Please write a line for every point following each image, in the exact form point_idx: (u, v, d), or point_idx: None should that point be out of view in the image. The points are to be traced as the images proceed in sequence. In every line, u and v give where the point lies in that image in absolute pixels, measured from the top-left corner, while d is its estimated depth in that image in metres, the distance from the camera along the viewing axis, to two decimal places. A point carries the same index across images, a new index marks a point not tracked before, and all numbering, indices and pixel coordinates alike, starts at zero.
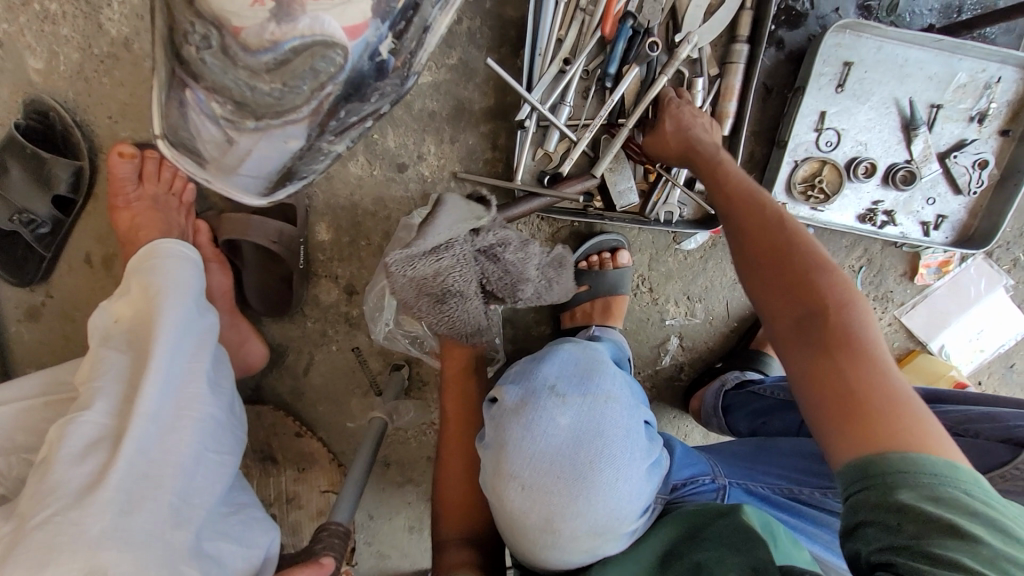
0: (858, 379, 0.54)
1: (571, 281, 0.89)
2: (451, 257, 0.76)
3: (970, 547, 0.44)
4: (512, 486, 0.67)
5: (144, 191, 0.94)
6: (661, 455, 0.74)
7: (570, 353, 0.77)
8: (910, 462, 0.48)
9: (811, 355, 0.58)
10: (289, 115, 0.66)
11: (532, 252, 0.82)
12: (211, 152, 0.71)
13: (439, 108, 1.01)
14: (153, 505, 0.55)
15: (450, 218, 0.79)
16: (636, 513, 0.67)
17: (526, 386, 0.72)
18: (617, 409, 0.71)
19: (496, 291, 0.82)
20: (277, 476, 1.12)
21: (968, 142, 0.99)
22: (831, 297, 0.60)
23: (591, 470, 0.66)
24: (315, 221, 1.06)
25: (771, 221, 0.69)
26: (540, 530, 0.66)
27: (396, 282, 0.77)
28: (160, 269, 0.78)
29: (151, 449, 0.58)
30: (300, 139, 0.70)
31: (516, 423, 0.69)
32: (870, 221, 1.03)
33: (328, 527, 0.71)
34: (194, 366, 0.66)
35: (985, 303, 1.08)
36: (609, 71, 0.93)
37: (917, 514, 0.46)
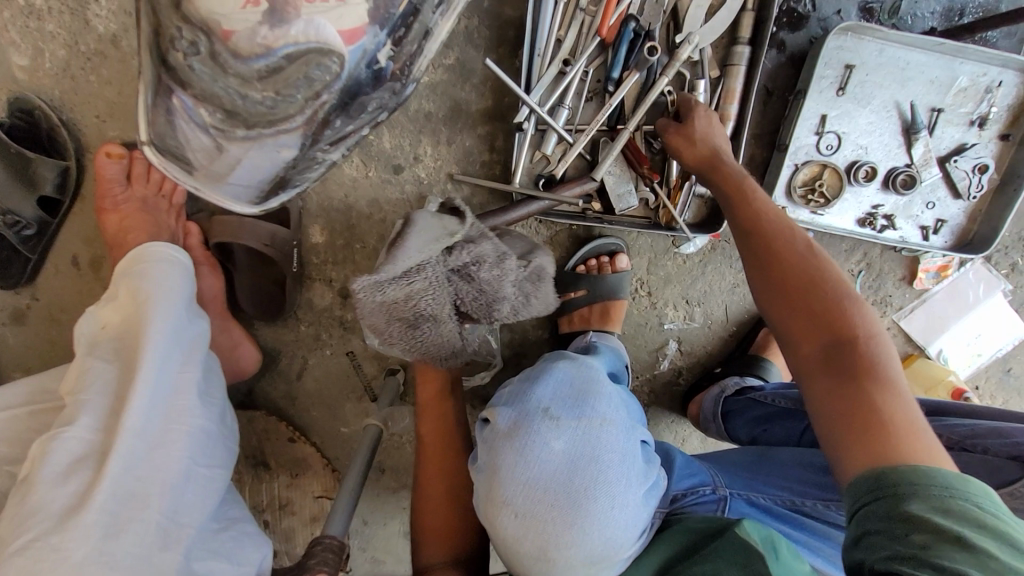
0: (883, 408, 0.56)
1: (550, 294, 0.84)
2: (422, 280, 0.73)
3: (976, 556, 0.45)
4: (506, 513, 0.66)
5: (133, 192, 0.91)
6: (659, 478, 0.73)
7: (565, 372, 0.76)
8: (921, 474, 0.50)
9: (836, 381, 0.60)
10: (281, 124, 0.66)
11: (508, 267, 0.77)
12: (200, 161, 0.68)
13: (435, 109, 0.99)
14: (138, 528, 0.54)
15: (420, 239, 0.74)
16: (632, 540, 0.66)
17: (519, 410, 0.71)
18: (614, 433, 0.70)
19: (472, 312, 0.80)
20: (270, 481, 1.10)
21: (968, 147, 0.98)
22: (858, 326, 0.63)
23: (586, 501, 0.64)
24: (308, 223, 1.04)
25: (799, 247, 0.71)
26: (536, 558, 0.65)
27: (365, 307, 0.74)
28: (148, 274, 0.77)
29: (137, 468, 0.56)
30: (293, 149, 0.69)
31: (508, 449, 0.68)
32: (870, 225, 1.02)
33: (322, 540, 0.68)
34: (184, 378, 0.64)
35: (983, 308, 1.08)
36: (612, 74, 0.92)
37: (925, 525, 0.47)
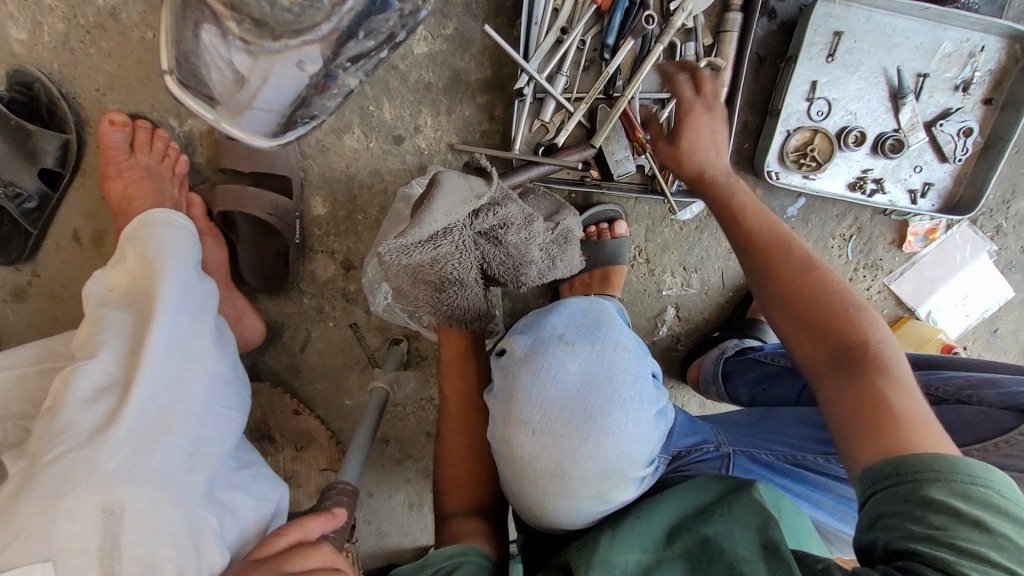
0: (890, 400, 0.54)
1: (576, 255, 0.90)
2: (450, 243, 0.72)
3: (993, 539, 0.45)
4: (523, 432, 0.68)
5: (136, 160, 0.91)
6: (667, 406, 0.76)
7: (578, 306, 0.79)
8: (942, 462, 0.48)
9: (841, 379, 0.58)
10: (306, 34, 0.74)
11: (535, 228, 0.79)
12: (219, 88, 0.72)
13: (435, 79, 1.01)
14: (167, 447, 0.54)
15: (448, 200, 0.71)
16: (644, 457, 0.69)
17: (535, 336, 0.74)
18: (625, 356, 0.73)
19: (498, 273, 0.81)
20: (276, 455, 1.11)
21: (953, 111, 1.01)
22: (860, 325, 0.61)
23: (601, 414, 0.68)
24: (310, 194, 1.05)
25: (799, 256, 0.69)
26: (551, 475, 0.67)
27: (391, 269, 0.73)
28: (155, 236, 0.77)
29: (160, 398, 0.56)
30: (316, 64, 0.75)
31: (526, 369, 0.71)
32: (860, 189, 1.05)
33: (336, 485, 0.68)
34: (199, 323, 0.65)
35: (969, 269, 1.12)
36: (606, 41, 0.94)
37: (946, 508, 0.46)
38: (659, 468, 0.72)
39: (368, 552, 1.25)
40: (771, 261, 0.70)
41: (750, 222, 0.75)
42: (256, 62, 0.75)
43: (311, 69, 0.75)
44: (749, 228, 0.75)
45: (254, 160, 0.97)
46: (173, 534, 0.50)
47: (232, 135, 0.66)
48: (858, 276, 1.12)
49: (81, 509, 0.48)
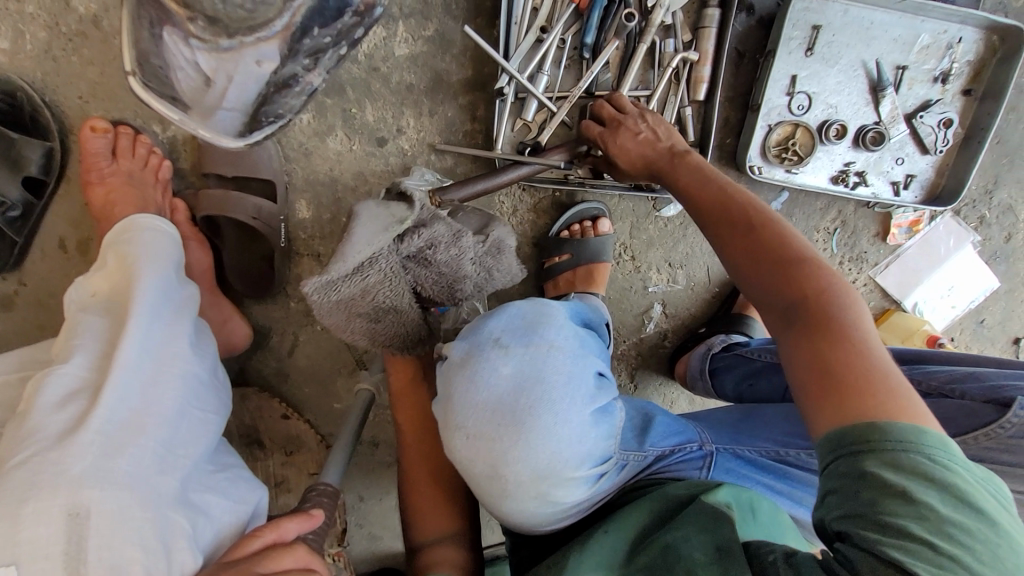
0: (841, 360, 0.51)
1: (516, 263, 0.85)
2: (376, 273, 0.72)
3: (917, 511, 0.43)
4: (458, 435, 0.69)
5: (119, 166, 0.92)
6: (613, 404, 0.73)
7: (519, 308, 0.76)
8: (875, 429, 0.46)
9: (793, 340, 0.55)
10: (260, 31, 0.71)
11: (465, 245, 0.76)
12: (187, 92, 0.71)
13: (417, 80, 1.02)
14: (135, 450, 0.53)
15: (367, 231, 0.71)
16: (581, 458, 0.67)
17: (472, 340, 0.73)
18: (561, 358, 0.70)
19: (433, 293, 0.83)
20: (264, 460, 1.10)
21: (933, 103, 1.02)
22: (812, 280, 0.57)
23: (529, 416, 0.66)
24: (295, 198, 1.05)
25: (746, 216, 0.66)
26: (487, 476, 0.67)
27: (321, 307, 0.73)
28: (137, 241, 0.78)
29: (131, 401, 0.56)
30: (274, 62, 0.73)
31: (461, 375, 0.70)
32: (843, 182, 1.05)
33: (317, 487, 0.68)
34: (176, 327, 0.65)
35: (954, 261, 1.12)
36: (586, 40, 0.94)
37: (878, 483, 0.44)
38: (636, 464, 0.72)
39: (361, 556, 1.24)
40: (718, 223, 0.68)
41: (698, 185, 0.73)
42: (218, 61, 0.72)
43: (269, 66, 0.73)
44: (700, 191, 0.72)
45: (237, 165, 0.98)
46: (142, 537, 0.50)
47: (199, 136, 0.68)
48: (843, 269, 1.13)
49: (45, 513, 0.47)
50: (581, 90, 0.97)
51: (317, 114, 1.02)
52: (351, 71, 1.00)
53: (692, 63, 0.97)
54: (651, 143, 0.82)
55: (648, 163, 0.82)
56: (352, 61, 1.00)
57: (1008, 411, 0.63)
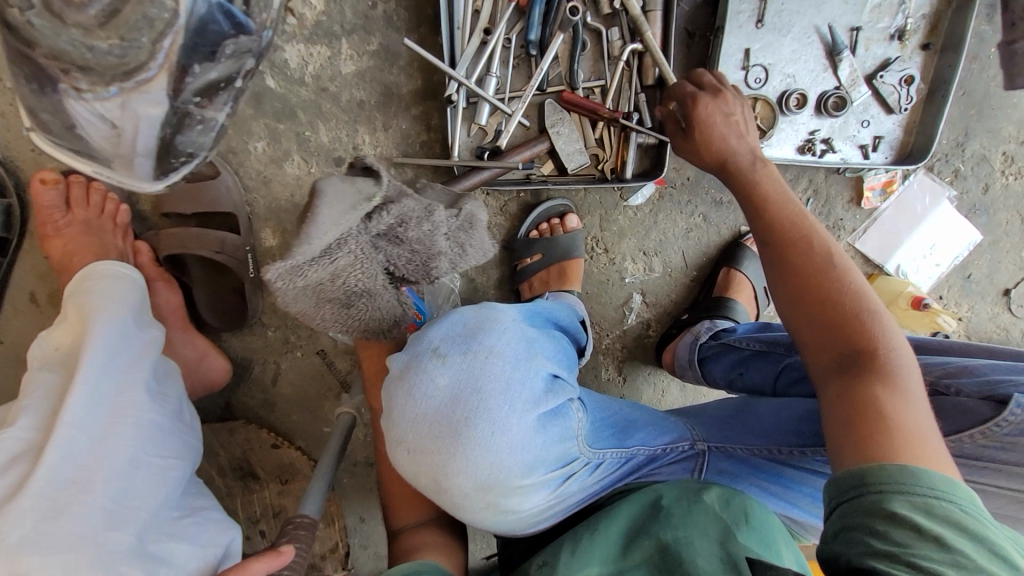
0: (891, 412, 0.50)
1: (487, 237, 0.77)
2: (346, 255, 0.67)
3: (953, 558, 0.41)
4: (399, 450, 0.67)
5: (75, 216, 0.91)
6: (570, 406, 0.69)
7: (462, 314, 0.71)
8: (908, 473, 0.45)
9: (843, 381, 0.54)
10: (138, 75, 0.56)
11: (439, 219, 0.70)
12: (103, 145, 0.63)
13: (367, 96, 1.01)
14: (80, 509, 0.52)
15: (332, 210, 0.64)
16: (528, 466, 0.64)
17: (410, 350, 0.69)
18: (500, 364, 0.66)
19: (408, 275, 0.75)
20: (260, 492, 1.06)
21: (892, 61, 1.00)
22: (879, 335, 0.56)
23: (467, 427, 0.63)
24: (259, 227, 1.04)
25: (820, 255, 0.63)
26: (432, 486, 0.66)
27: (289, 294, 0.68)
28: (92, 290, 0.77)
29: (78, 458, 0.55)
30: (162, 103, 0.60)
31: (398, 388, 0.67)
32: (810, 151, 1.03)
33: (294, 519, 0.68)
34: (132, 376, 0.64)
35: (933, 218, 1.10)
36: (531, 36, 0.93)
37: (908, 525, 0.43)
38: (619, 465, 0.70)
39: None
40: (801, 261, 0.63)
41: (779, 211, 0.68)
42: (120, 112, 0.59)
43: (157, 110, 0.60)
44: (788, 223, 0.66)
45: (194, 201, 0.97)
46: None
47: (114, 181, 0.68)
48: None
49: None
50: (533, 90, 0.96)
51: (271, 141, 1.01)
52: (300, 94, 0.99)
53: (641, 52, 0.96)
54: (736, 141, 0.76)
55: (728, 168, 0.75)
56: (299, 84, 0.99)
57: (1005, 409, 0.58)
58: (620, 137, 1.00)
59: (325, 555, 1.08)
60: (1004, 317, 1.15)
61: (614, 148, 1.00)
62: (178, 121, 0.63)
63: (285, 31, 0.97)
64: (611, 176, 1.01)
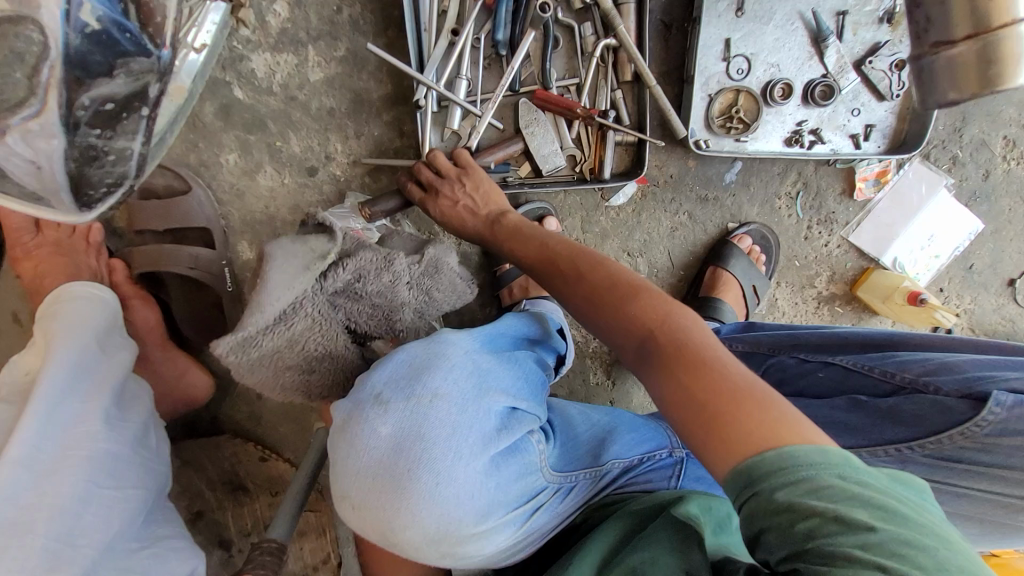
0: (698, 380, 0.48)
1: (456, 280, 0.80)
2: (303, 318, 0.65)
3: (861, 536, 0.35)
4: (346, 504, 0.63)
5: (45, 237, 0.90)
6: (530, 439, 0.66)
7: (409, 352, 0.67)
8: (786, 455, 0.39)
9: (659, 377, 0.51)
10: (22, 110, 0.47)
11: (398, 269, 0.72)
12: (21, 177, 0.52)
13: (337, 104, 0.99)
14: (18, 552, 0.51)
15: (283, 275, 0.62)
16: (481, 513, 0.60)
17: (353, 398, 0.65)
18: (445, 407, 0.62)
19: (370, 328, 0.77)
20: (251, 505, 1.04)
21: (882, 45, 0.95)
22: (651, 315, 0.57)
23: (410, 480, 0.59)
24: (235, 240, 1.02)
25: (584, 269, 0.67)
26: (384, 540, 0.63)
27: (244, 365, 0.65)
28: (60, 312, 0.74)
29: (22, 497, 0.53)
30: (59, 136, 0.50)
31: (341, 440, 0.63)
32: (798, 143, 0.99)
33: (261, 544, 0.70)
34: (89, 406, 0.63)
35: (931, 208, 1.06)
36: (498, 36, 0.90)
37: (804, 511, 0.37)
38: (590, 482, 0.68)
39: None
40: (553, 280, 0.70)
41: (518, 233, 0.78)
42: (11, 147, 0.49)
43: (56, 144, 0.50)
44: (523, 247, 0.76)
45: (167, 217, 0.96)
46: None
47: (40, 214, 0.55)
48: (813, 233, 1.07)
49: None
50: (504, 89, 0.92)
51: (243, 152, 0.99)
52: (269, 103, 0.97)
53: (615, 47, 0.93)
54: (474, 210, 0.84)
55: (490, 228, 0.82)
56: (268, 94, 0.97)
57: (983, 408, 0.58)
58: (597, 137, 0.97)
59: (316, 567, 1.08)
60: (1010, 308, 1.11)
61: (590, 148, 0.97)
62: (88, 153, 0.53)
63: (250, 41, 0.95)
64: (589, 177, 0.98)
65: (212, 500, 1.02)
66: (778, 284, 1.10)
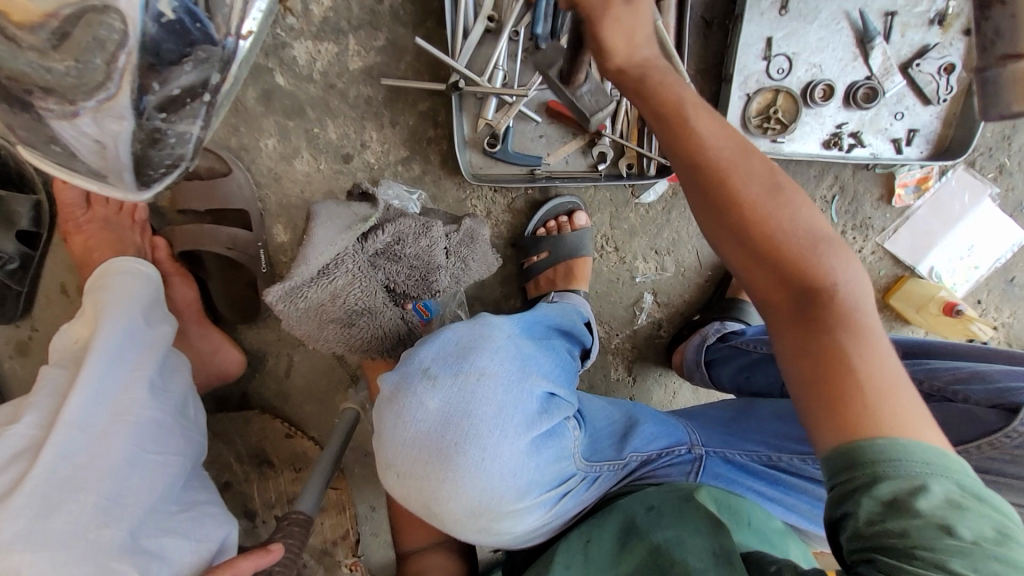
0: (861, 365, 0.45)
1: (488, 250, 0.89)
2: (344, 274, 0.73)
3: (959, 545, 0.37)
4: (390, 473, 0.66)
5: (94, 213, 0.95)
6: (566, 425, 0.68)
7: (454, 332, 0.70)
8: (898, 448, 0.41)
9: (801, 341, 0.48)
10: (100, 94, 0.48)
11: (434, 234, 0.79)
12: (90, 159, 0.54)
13: (374, 93, 1.00)
14: (74, 506, 0.54)
15: (330, 230, 0.72)
16: (521, 491, 0.63)
17: (401, 372, 0.68)
18: (491, 386, 0.65)
19: (409, 290, 0.82)
20: (274, 479, 1.08)
21: (930, 48, 0.93)
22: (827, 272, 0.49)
23: (457, 453, 0.63)
24: (271, 224, 1.05)
25: (758, 182, 0.53)
26: (425, 510, 0.66)
27: (291, 315, 0.74)
28: (108, 287, 0.77)
29: (76, 456, 0.57)
30: (128, 119, 0.51)
31: (389, 411, 0.66)
32: (837, 146, 0.97)
33: (289, 515, 0.73)
34: (135, 375, 0.67)
35: (973, 217, 1.03)
36: (538, 30, 0.90)
37: (907, 511, 0.39)
38: (611, 474, 0.69)
39: (378, 568, 1.24)
40: (723, 187, 0.53)
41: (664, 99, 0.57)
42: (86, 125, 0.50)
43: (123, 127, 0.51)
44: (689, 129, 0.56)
45: (207, 198, 0.99)
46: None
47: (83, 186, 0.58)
48: (848, 238, 1.05)
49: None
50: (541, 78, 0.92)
51: (281, 138, 1.02)
52: (308, 91, 1.00)
53: None
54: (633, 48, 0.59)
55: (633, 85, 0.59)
56: (308, 81, 0.99)
57: (1015, 418, 0.56)
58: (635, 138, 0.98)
59: (335, 543, 1.11)
60: None
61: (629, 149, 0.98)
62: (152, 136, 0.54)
63: (292, 28, 0.97)
64: (628, 173, 0.99)
65: (240, 473, 1.07)
66: None
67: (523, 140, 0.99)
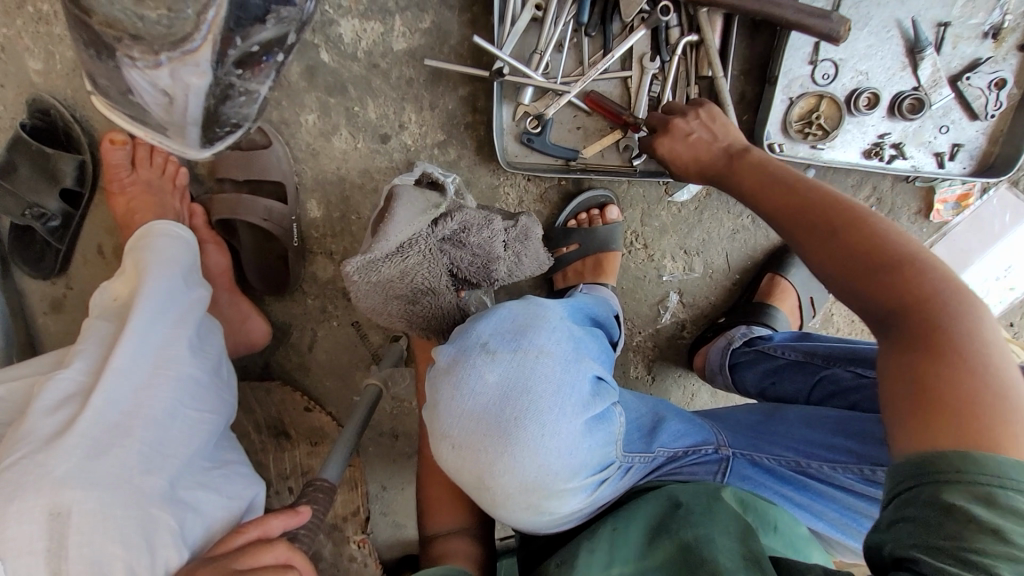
0: (959, 377, 0.44)
1: (542, 250, 0.88)
2: (415, 254, 0.77)
3: (1010, 552, 0.38)
4: (444, 445, 0.67)
5: (138, 175, 0.98)
6: (612, 410, 0.70)
7: (510, 310, 0.72)
8: (970, 462, 0.41)
9: (899, 351, 0.48)
10: (185, 45, 0.62)
11: (496, 227, 0.80)
12: (158, 112, 0.71)
13: (416, 75, 1.01)
14: (120, 451, 0.57)
15: (406, 212, 0.75)
16: (574, 470, 0.65)
17: (459, 346, 0.70)
18: (550, 365, 0.67)
19: (470, 276, 0.85)
20: (291, 450, 1.06)
21: (982, 62, 0.91)
22: (924, 281, 0.50)
23: (516, 427, 0.64)
24: (305, 198, 1.06)
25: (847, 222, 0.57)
26: (478, 486, 0.67)
27: (361, 288, 0.78)
28: (150, 246, 0.78)
29: (122, 405, 0.60)
30: (206, 75, 0.67)
31: (447, 383, 0.68)
32: (877, 156, 0.96)
33: (314, 482, 0.74)
34: (174, 332, 0.69)
35: (1012, 238, 1.02)
36: (584, 18, 0.91)
37: (965, 517, 0.40)
38: (639, 466, 0.69)
39: (386, 546, 1.25)
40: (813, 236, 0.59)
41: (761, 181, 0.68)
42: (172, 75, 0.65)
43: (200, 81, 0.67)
44: (772, 196, 0.66)
45: (246, 168, 1.01)
46: (123, 535, 0.53)
47: (162, 145, 0.78)
48: None
49: (28, 512, 0.51)
50: (597, 71, 0.93)
51: (322, 114, 1.03)
52: (352, 69, 1.01)
53: (697, 44, 0.93)
54: (707, 146, 0.78)
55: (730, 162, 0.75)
56: (352, 59, 1.01)
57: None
58: None
59: (345, 518, 1.10)
60: None
61: None
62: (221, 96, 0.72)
63: (341, 6, 0.99)
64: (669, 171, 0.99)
65: (257, 442, 1.06)
66: (834, 300, 1.12)
67: (562, 131, 1.00)
